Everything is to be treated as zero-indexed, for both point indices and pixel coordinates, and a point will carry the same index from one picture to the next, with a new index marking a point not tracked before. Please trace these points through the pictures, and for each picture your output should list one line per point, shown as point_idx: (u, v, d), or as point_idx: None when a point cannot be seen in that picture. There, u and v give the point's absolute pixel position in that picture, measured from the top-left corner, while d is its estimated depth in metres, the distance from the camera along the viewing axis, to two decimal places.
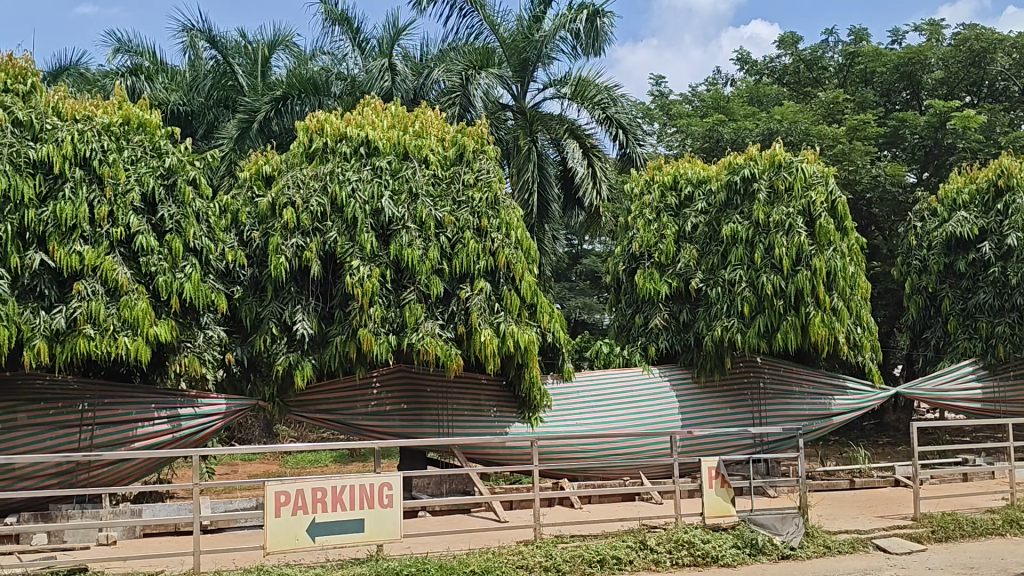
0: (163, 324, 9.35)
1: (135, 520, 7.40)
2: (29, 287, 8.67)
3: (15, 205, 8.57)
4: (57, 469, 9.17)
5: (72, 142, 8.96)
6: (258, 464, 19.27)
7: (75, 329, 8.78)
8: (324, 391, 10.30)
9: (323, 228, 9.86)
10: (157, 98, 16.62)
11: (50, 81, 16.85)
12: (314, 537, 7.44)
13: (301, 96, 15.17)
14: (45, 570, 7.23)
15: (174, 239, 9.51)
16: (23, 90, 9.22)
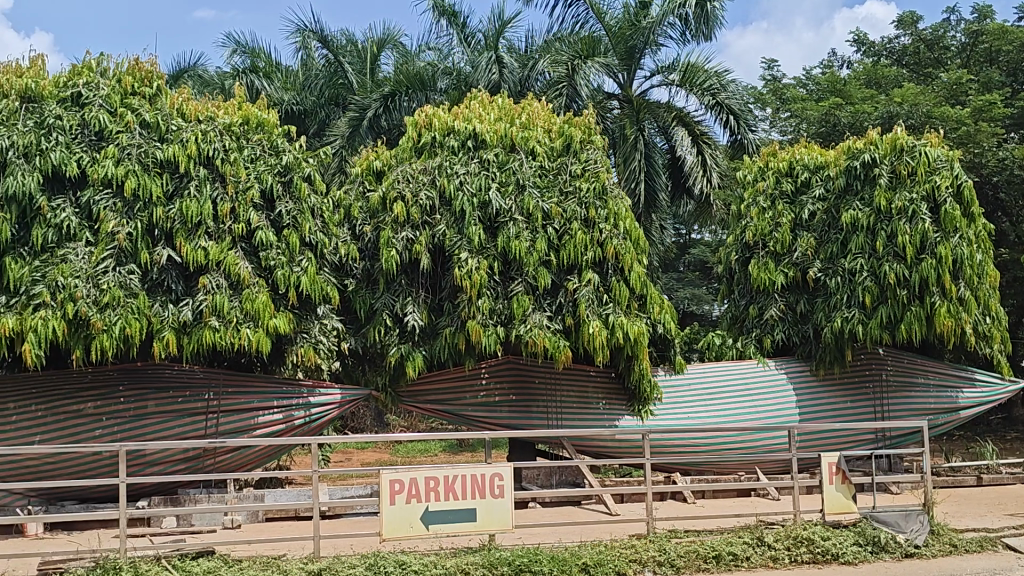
0: (282, 316, 9.65)
1: (258, 505, 7.71)
2: (158, 281, 9.27)
3: (144, 203, 9.14)
4: (185, 456, 9.63)
5: (196, 142, 9.40)
6: (371, 452, 19.77)
7: (201, 321, 9.23)
8: (433, 382, 10.44)
9: (432, 221, 10.01)
10: (273, 98, 17.18)
11: (174, 83, 17.65)
12: (428, 525, 7.58)
13: (408, 92, 15.36)
14: (175, 552, 7.60)
15: (291, 234, 9.78)
16: (150, 93, 9.72)
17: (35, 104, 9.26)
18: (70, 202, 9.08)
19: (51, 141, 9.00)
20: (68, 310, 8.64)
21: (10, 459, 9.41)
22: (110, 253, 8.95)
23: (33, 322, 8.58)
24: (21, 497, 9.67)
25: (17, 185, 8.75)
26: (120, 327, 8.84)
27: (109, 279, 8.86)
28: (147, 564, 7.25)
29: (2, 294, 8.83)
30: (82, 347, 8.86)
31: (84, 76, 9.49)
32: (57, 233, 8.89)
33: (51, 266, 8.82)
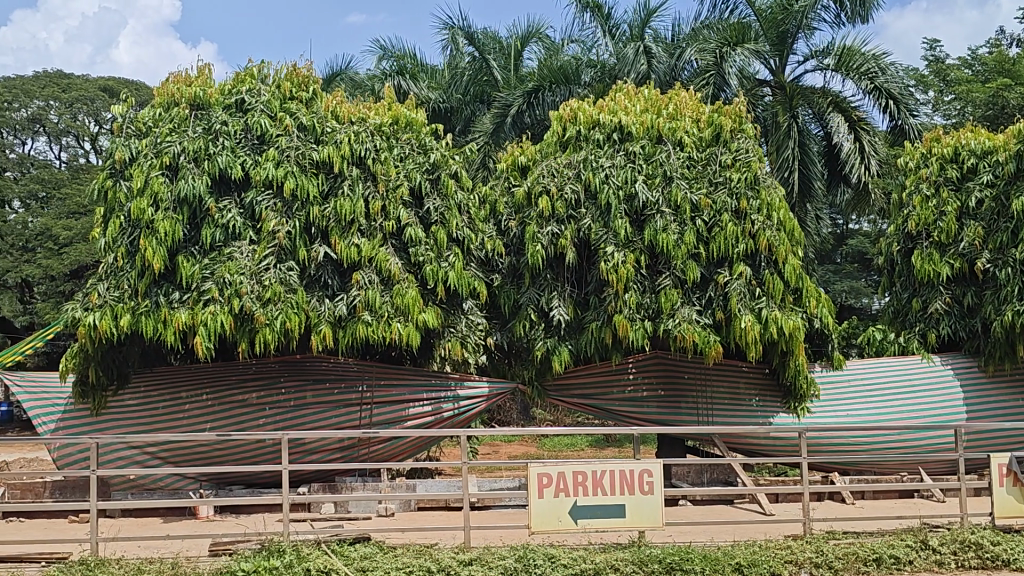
0: (431, 311, 9.87)
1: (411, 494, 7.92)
2: (315, 277, 9.68)
3: (302, 203, 9.58)
4: (341, 444, 10.04)
5: (349, 143, 9.77)
6: (518, 446, 20.00)
7: (355, 316, 9.55)
8: (579, 376, 10.41)
9: (577, 215, 9.98)
10: (421, 97, 17.50)
11: (327, 87, 18.34)
12: (576, 520, 7.59)
13: (552, 87, 15.42)
14: (334, 537, 7.91)
15: (439, 230, 9.99)
16: (306, 97, 10.15)
17: (203, 111, 9.84)
18: (235, 203, 9.61)
19: (218, 146, 9.54)
20: (235, 305, 9.15)
21: (182, 445, 10.05)
22: (271, 251, 9.42)
23: (203, 316, 9.14)
24: (193, 481, 10.26)
25: (188, 188, 9.33)
26: (281, 321, 9.27)
27: (271, 276, 9.32)
28: (309, 548, 7.51)
29: (176, 291, 9.44)
30: (247, 340, 9.37)
31: (247, 83, 10.00)
32: (224, 233, 9.43)
33: (219, 264, 9.37)
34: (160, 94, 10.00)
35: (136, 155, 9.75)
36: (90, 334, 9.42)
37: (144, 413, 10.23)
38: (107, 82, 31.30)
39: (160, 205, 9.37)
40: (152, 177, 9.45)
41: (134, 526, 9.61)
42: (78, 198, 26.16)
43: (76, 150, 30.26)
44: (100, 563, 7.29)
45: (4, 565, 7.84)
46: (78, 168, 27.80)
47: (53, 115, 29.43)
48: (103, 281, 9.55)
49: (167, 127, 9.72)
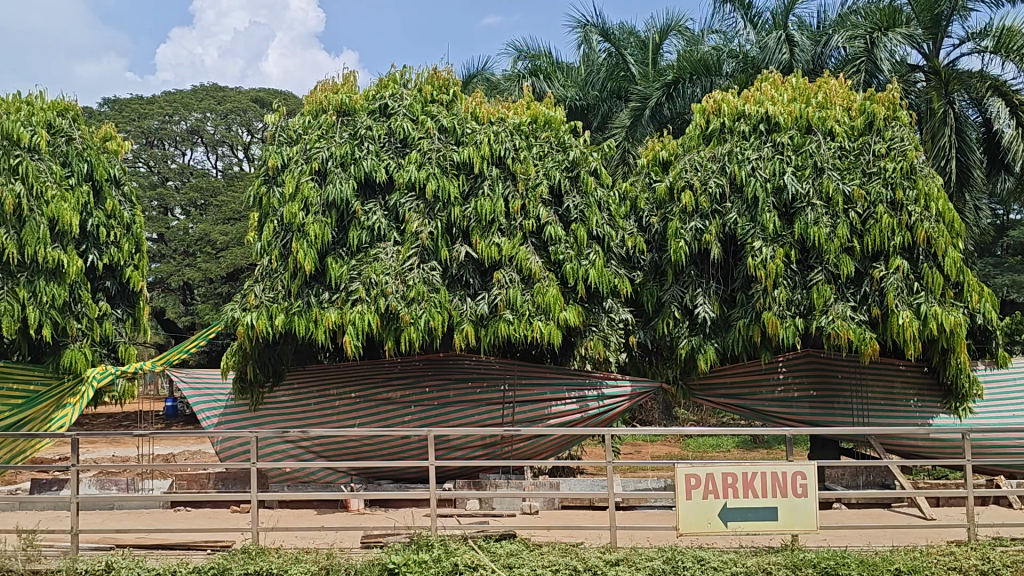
0: (572, 309, 9.84)
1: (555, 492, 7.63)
2: (457, 277, 9.85)
3: (444, 203, 9.77)
4: (484, 442, 10.18)
5: (488, 143, 9.87)
6: (660, 446, 19.74)
7: (496, 314, 9.64)
8: (725, 376, 10.15)
9: (722, 210, 9.75)
10: (558, 96, 17.42)
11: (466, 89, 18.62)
12: (726, 522, 7.37)
13: (692, 78, 15.19)
14: (480, 533, 8.00)
15: (579, 228, 9.96)
16: (447, 99, 10.34)
17: (349, 117, 10.20)
18: (380, 206, 9.88)
19: (363, 151, 9.85)
20: (381, 304, 9.40)
21: (333, 440, 10.44)
22: (414, 251, 9.64)
23: (352, 316, 9.42)
24: (344, 475, 10.63)
25: (336, 192, 9.66)
26: (425, 320, 9.45)
27: (415, 276, 9.53)
28: (456, 543, 7.59)
29: (325, 291, 9.77)
30: (393, 338, 9.60)
31: (390, 88, 10.31)
32: (370, 234, 9.71)
33: (365, 265, 9.65)
34: (309, 103, 10.45)
35: (287, 161, 10.18)
36: (248, 333, 9.87)
37: (296, 409, 10.72)
38: (258, 93, 32.85)
39: (310, 209, 9.75)
40: (302, 182, 9.85)
41: (291, 517, 10.04)
42: (232, 205, 27.59)
43: (231, 159, 31.83)
44: (260, 552, 7.56)
45: (174, 552, 8.32)
46: (232, 176, 29.28)
47: (209, 126, 31.10)
48: (259, 283, 10.01)
49: (317, 133, 10.10)
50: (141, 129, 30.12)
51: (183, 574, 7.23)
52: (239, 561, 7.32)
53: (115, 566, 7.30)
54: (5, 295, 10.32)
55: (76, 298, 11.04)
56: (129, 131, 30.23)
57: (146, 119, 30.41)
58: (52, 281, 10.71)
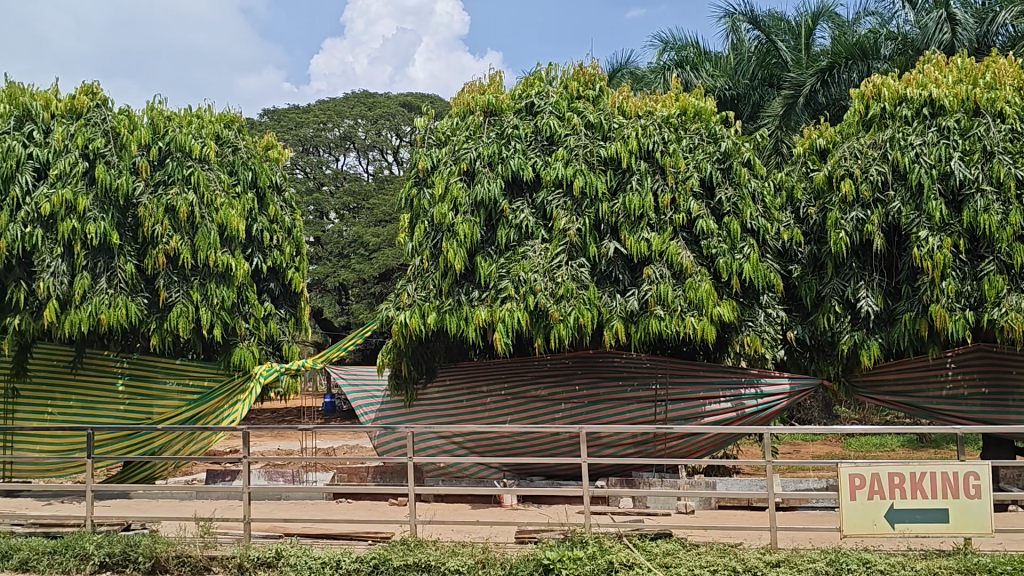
0: (726, 304, 9.69)
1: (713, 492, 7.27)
2: (606, 273, 9.80)
3: (592, 200, 9.78)
4: (635, 440, 10.31)
5: (636, 137, 9.85)
6: (819, 444, 19.08)
7: (647, 310, 9.58)
8: (892, 372, 9.70)
9: (885, 198, 9.25)
10: (705, 87, 17.14)
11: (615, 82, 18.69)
12: (893, 524, 7.00)
13: (848, 63, 14.65)
14: (635, 532, 7.90)
15: (732, 221, 9.81)
16: (593, 95, 10.47)
17: (496, 117, 10.35)
18: (527, 203, 9.98)
19: (510, 149, 9.97)
20: (530, 302, 9.48)
21: (485, 436, 10.67)
22: (562, 248, 9.68)
23: (501, 314, 9.55)
24: (497, 471, 10.83)
25: (484, 192, 9.81)
26: (574, 317, 9.44)
27: (564, 273, 9.56)
28: (611, 541, 7.48)
29: (475, 290, 9.92)
30: (543, 336, 9.64)
31: (536, 87, 10.43)
32: (518, 232, 9.83)
33: (513, 263, 9.76)
34: (457, 105, 10.67)
35: (436, 163, 10.39)
36: (402, 331, 10.10)
37: (450, 406, 10.95)
38: (407, 98, 33.90)
39: (459, 209, 9.91)
40: (452, 183, 10.02)
41: (447, 511, 10.31)
42: (383, 208, 28.54)
43: (381, 163, 32.86)
44: (419, 544, 7.72)
45: (338, 541, 8.63)
46: (383, 180, 30.30)
47: (361, 132, 32.26)
48: (411, 282, 10.21)
49: (464, 134, 10.27)
50: (298, 137, 31.68)
51: (347, 562, 7.50)
52: (399, 552, 7.49)
53: (285, 554, 7.64)
54: (180, 297, 11.07)
55: (244, 299, 11.71)
56: (288, 140, 31.88)
57: (303, 128, 31.98)
58: (222, 284, 11.36)
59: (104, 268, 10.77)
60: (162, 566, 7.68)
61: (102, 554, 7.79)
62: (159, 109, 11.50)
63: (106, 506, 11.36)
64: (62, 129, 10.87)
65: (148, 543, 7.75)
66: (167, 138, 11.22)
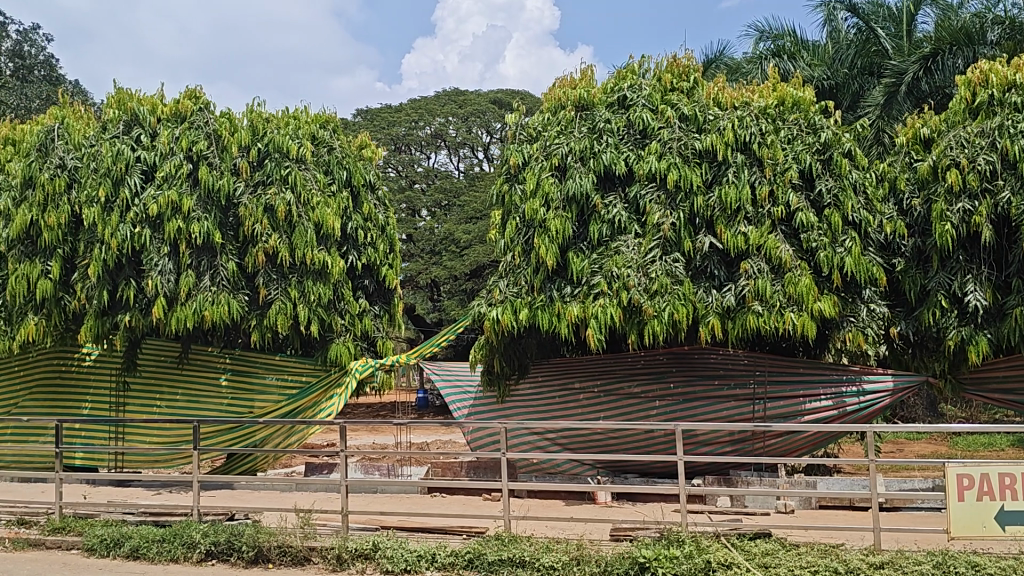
0: (827, 300, 9.41)
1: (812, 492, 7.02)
2: (701, 268, 9.66)
3: (687, 193, 9.64)
4: (733, 438, 10.30)
5: (733, 129, 9.64)
6: (922, 443, 18.44)
7: (744, 306, 9.40)
8: (999, 370, 9.27)
9: (994, 188, 8.85)
10: (803, 76, 16.71)
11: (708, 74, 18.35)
12: (1004, 526, 6.65)
13: (953, 48, 14.03)
14: (733, 531, 7.71)
15: (833, 214, 9.51)
16: (687, 87, 10.29)
17: (588, 111, 10.29)
18: (620, 198, 9.88)
19: (602, 144, 9.92)
20: (623, 297, 9.37)
21: (578, 432, 10.75)
22: (657, 243, 9.55)
23: (594, 310, 9.46)
24: (591, 468, 10.83)
25: (576, 187, 9.78)
26: (669, 312, 9.31)
27: (658, 268, 9.44)
28: (708, 540, 7.31)
29: (568, 285, 9.86)
30: (637, 332, 9.53)
31: (628, 80, 10.36)
32: (610, 227, 9.75)
33: (606, 258, 9.66)
34: (549, 100, 10.65)
35: (527, 159, 10.37)
36: (494, 328, 10.11)
37: (542, 402, 10.96)
38: (497, 95, 34.09)
39: (551, 204, 9.88)
40: (544, 178, 9.99)
41: (541, 507, 10.38)
42: (474, 205, 28.73)
43: (471, 160, 33.07)
44: (513, 540, 7.72)
45: (433, 535, 8.69)
46: (474, 177, 30.54)
47: (452, 129, 32.57)
48: (503, 278, 10.26)
49: (556, 129, 10.25)
50: (390, 135, 32.24)
51: (443, 556, 7.56)
52: (494, 547, 7.50)
53: (381, 546, 7.74)
54: (279, 295, 11.38)
55: (339, 296, 11.92)
56: (380, 139, 32.47)
57: (395, 126, 32.55)
58: (318, 281, 11.61)
59: (208, 266, 11.13)
60: (265, 556, 7.87)
61: (209, 543, 8.04)
62: (259, 111, 11.82)
63: (212, 496, 11.77)
64: (168, 133, 11.31)
65: (251, 533, 7.96)
66: (265, 140, 11.51)
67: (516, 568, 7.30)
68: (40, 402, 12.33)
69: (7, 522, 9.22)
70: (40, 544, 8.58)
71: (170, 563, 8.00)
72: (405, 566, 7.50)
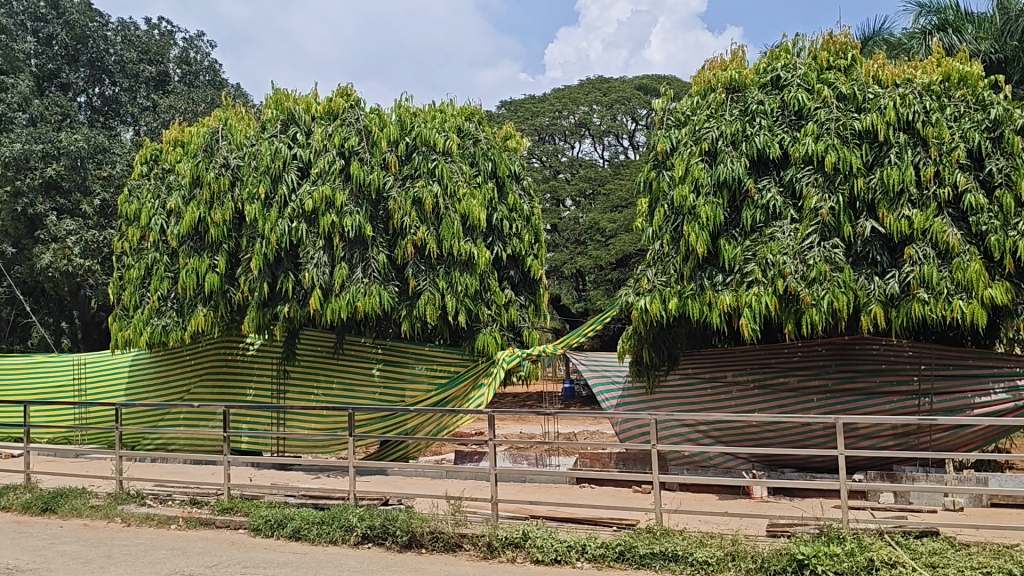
0: (998, 286, 8.82)
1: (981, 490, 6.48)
2: (862, 254, 9.15)
3: (846, 175, 9.15)
4: (895, 432, 9.80)
5: (895, 107, 9.11)
6: None
7: (909, 294, 8.86)
8: None
9: None
10: (970, 50, 15.63)
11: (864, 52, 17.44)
12: None
13: None
14: (898, 529, 7.13)
15: (1004, 194, 8.90)
16: (845, 65, 9.75)
17: (740, 93, 9.93)
18: (774, 182, 9.49)
19: (755, 126, 9.54)
20: (779, 286, 9.03)
21: (731, 425, 10.45)
22: (814, 228, 9.13)
23: (748, 298, 9.18)
24: (746, 461, 10.56)
25: (728, 171, 9.44)
26: (828, 301, 8.90)
27: (815, 255, 9.01)
28: (871, 538, 6.88)
29: (719, 274, 9.57)
30: (793, 321, 9.18)
31: (782, 59, 9.92)
32: (764, 213, 9.39)
33: (760, 245, 9.32)
34: (698, 83, 10.33)
35: (676, 144, 10.10)
36: (643, 317, 9.93)
37: (692, 393, 10.74)
38: (642, 81, 33.76)
39: (701, 190, 9.60)
40: (693, 163, 9.72)
41: (694, 500, 10.20)
42: (619, 193, 28.40)
43: (617, 148, 32.74)
44: (665, 533, 7.52)
45: (583, 525, 8.57)
46: (619, 165, 30.33)
47: (596, 118, 32.36)
48: (651, 267, 10.00)
49: (706, 112, 9.92)
50: (534, 126, 32.54)
51: (593, 548, 7.46)
52: (645, 540, 7.35)
53: (531, 535, 7.72)
54: (428, 285, 11.59)
55: (486, 286, 12.07)
56: (524, 130, 32.77)
57: (538, 117, 32.80)
58: (466, 272, 11.76)
59: (360, 258, 11.46)
60: (418, 540, 8.04)
61: (364, 527, 8.27)
62: (407, 106, 12.05)
63: (367, 482, 12.17)
64: (322, 130, 11.69)
65: (405, 518, 8.14)
66: (413, 134, 11.74)
67: (668, 563, 7.11)
68: (210, 388, 13.11)
69: (180, 502, 9.76)
70: (210, 523, 9.07)
71: (329, 545, 8.28)
72: (555, 556, 7.45)
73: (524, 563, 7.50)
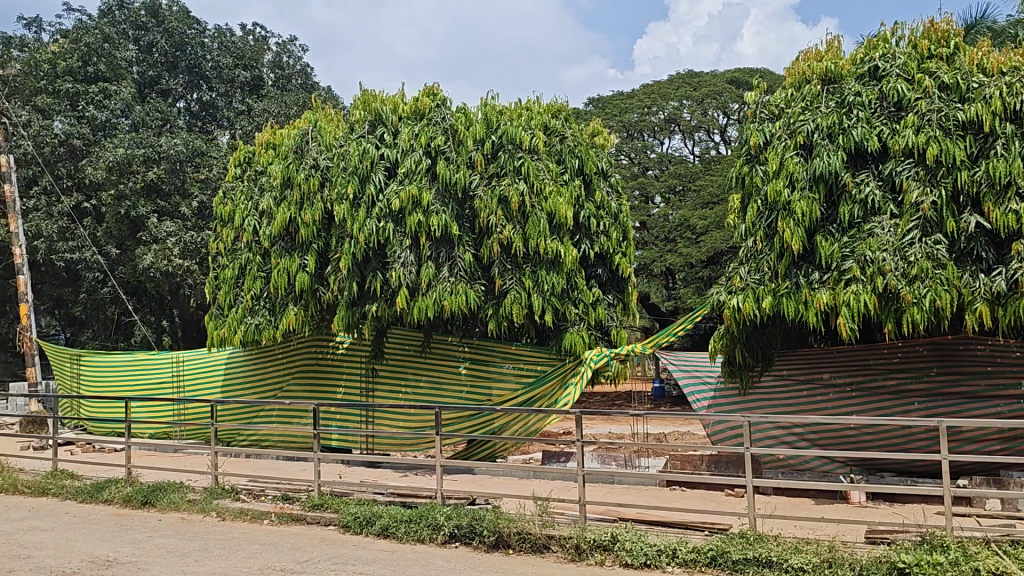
0: None
1: None
2: (966, 250, 8.67)
3: (948, 167, 8.67)
4: (1002, 435, 9.31)
5: (1001, 96, 8.53)
6: None
7: (1018, 292, 8.31)
8: None
9: None
10: None
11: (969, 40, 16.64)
12: None
13: None
14: (1006, 538, 6.68)
15: None
16: (948, 53, 9.23)
17: (836, 85, 9.55)
18: (873, 176, 9.08)
19: (852, 119, 9.13)
20: (878, 283, 8.60)
21: (829, 427, 10.08)
22: (916, 223, 8.68)
23: (845, 297, 8.78)
24: (844, 466, 10.12)
25: (825, 165, 9.04)
26: (930, 299, 8.42)
27: (916, 251, 8.56)
28: (977, 546, 6.43)
29: (816, 271, 9.19)
30: (894, 321, 8.73)
31: (880, 49, 9.50)
32: (863, 208, 8.97)
33: (859, 241, 8.93)
34: (791, 75, 9.98)
35: (770, 138, 9.77)
36: (734, 317, 9.58)
37: (786, 395, 10.38)
38: (733, 74, 33.03)
39: (796, 184, 9.25)
40: (788, 158, 9.38)
41: (790, 506, 9.84)
42: (710, 189, 27.84)
43: (708, 143, 32.08)
44: (759, 538, 7.20)
45: (674, 529, 8.33)
46: (710, 160, 29.76)
47: (686, 113, 31.78)
48: (744, 265, 9.69)
49: (801, 105, 9.58)
50: (622, 122, 32.18)
51: (684, 552, 7.23)
52: (738, 545, 7.07)
53: (620, 538, 7.54)
54: (514, 284, 11.52)
55: (573, 285, 11.94)
56: (612, 126, 32.47)
57: (627, 114, 32.43)
58: (552, 271, 11.66)
59: (446, 257, 11.48)
60: (506, 541, 7.96)
61: (452, 526, 8.24)
62: (492, 104, 11.99)
63: (455, 480, 12.16)
64: (408, 130, 11.70)
65: (491, 518, 8.08)
66: (499, 132, 11.68)
67: (762, 569, 6.82)
68: (302, 385, 13.35)
69: (273, 498, 9.92)
70: (302, 519, 9.19)
71: (417, 543, 8.27)
72: (645, 560, 7.25)
73: (613, 566, 7.32)
